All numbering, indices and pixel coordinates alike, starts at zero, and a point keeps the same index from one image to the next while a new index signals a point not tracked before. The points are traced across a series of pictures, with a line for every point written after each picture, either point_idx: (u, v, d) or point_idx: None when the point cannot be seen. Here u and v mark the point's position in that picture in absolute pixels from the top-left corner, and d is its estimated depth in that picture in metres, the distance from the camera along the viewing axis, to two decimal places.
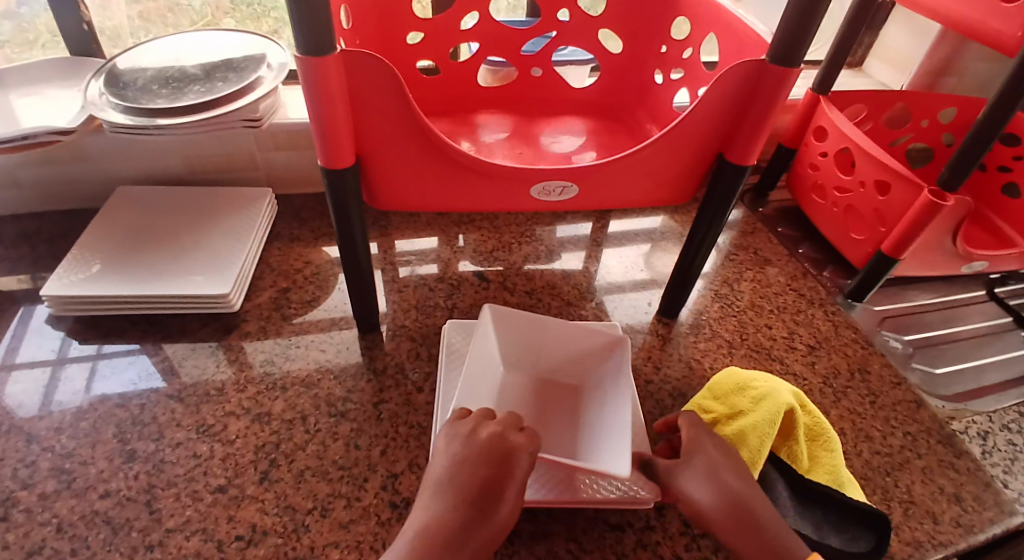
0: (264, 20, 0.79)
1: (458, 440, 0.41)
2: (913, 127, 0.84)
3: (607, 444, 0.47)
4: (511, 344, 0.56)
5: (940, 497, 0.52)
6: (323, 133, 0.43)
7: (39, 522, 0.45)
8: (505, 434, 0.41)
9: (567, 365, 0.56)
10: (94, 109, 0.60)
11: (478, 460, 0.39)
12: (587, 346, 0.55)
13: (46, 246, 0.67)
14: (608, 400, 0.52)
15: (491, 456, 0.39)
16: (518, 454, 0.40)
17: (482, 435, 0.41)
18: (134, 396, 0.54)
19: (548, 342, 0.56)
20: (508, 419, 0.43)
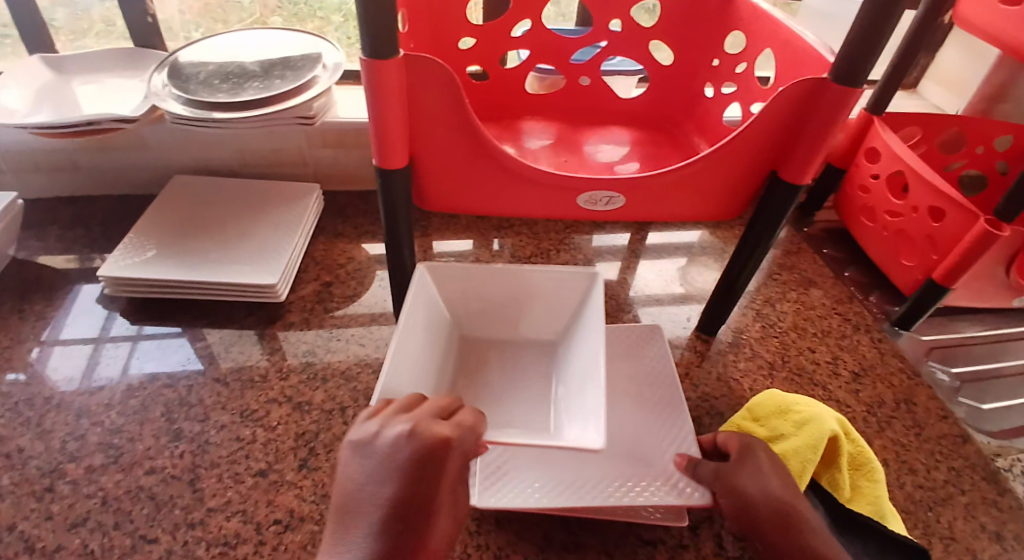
0: (312, 19, 0.81)
1: (366, 450, 0.37)
2: (967, 153, 0.82)
3: (584, 410, 0.47)
4: (455, 299, 0.58)
5: (982, 535, 0.50)
6: (379, 133, 0.44)
7: (85, 494, 0.46)
8: (414, 433, 0.37)
9: (525, 317, 0.59)
10: (157, 99, 0.62)
11: (386, 473, 0.36)
12: (546, 294, 0.57)
13: (101, 229, 0.70)
14: (582, 349, 0.53)
15: (399, 465, 0.36)
16: (432, 456, 0.36)
17: (388, 440, 0.37)
18: (181, 377, 0.55)
19: (505, 294, 0.58)
20: (420, 415, 0.39)
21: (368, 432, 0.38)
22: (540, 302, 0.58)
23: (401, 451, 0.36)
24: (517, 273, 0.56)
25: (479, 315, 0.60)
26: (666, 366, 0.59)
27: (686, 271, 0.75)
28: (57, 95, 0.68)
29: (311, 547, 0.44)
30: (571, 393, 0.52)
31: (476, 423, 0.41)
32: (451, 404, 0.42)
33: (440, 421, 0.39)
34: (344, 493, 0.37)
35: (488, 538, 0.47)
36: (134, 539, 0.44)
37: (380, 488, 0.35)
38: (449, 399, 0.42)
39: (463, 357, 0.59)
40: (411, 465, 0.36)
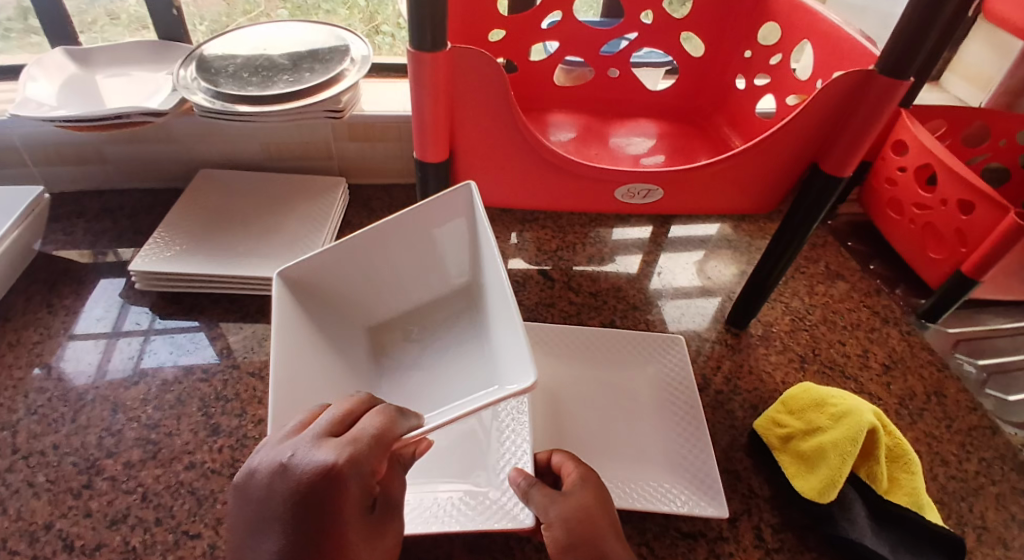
0: (317, 11, 0.80)
1: (245, 492, 0.30)
2: (991, 147, 0.82)
3: (511, 354, 0.41)
4: (338, 296, 0.50)
5: (1013, 524, 0.51)
6: (422, 124, 0.44)
7: (124, 490, 0.46)
8: (291, 466, 0.29)
9: (425, 270, 0.52)
10: (186, 92, 0.62)
11: (268, 521, 0.29)
12: (436, 236, 0.50)
13: (128, 222, 0.70)
14: (493, 270, 0.46)
15: (278, 513, 0.28)
16: (317, 491, 0.28)
17: (265, 478, 0.30)
18: (215, 372, 0.55)
19: (392, 255, 0.50)
20: (305, 435, 0.31)
21: (249, 466, 0.31)
22: (435, 241, 0.50)
23: (279, 493, 0.29)
24: (398, 221, 0.49)
25: (387, 286, 0.52)
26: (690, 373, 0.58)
27: (711, 264, 0.75)
28: (83, 88, 0.67)
29: None
30: (498, 339, 0.45)
31: (382, 428, 0.32)
32: (349, 412, 0.34)
33: (330, 438, 0.31)
34: (236, 548, 0.30)
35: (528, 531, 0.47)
36: (177, 535, 0.44)
37: (264, 542, 0.29)
38: (348, 405, 0.34)
39: (390, 340, 0.52)
40: (293, 507, 0.28)
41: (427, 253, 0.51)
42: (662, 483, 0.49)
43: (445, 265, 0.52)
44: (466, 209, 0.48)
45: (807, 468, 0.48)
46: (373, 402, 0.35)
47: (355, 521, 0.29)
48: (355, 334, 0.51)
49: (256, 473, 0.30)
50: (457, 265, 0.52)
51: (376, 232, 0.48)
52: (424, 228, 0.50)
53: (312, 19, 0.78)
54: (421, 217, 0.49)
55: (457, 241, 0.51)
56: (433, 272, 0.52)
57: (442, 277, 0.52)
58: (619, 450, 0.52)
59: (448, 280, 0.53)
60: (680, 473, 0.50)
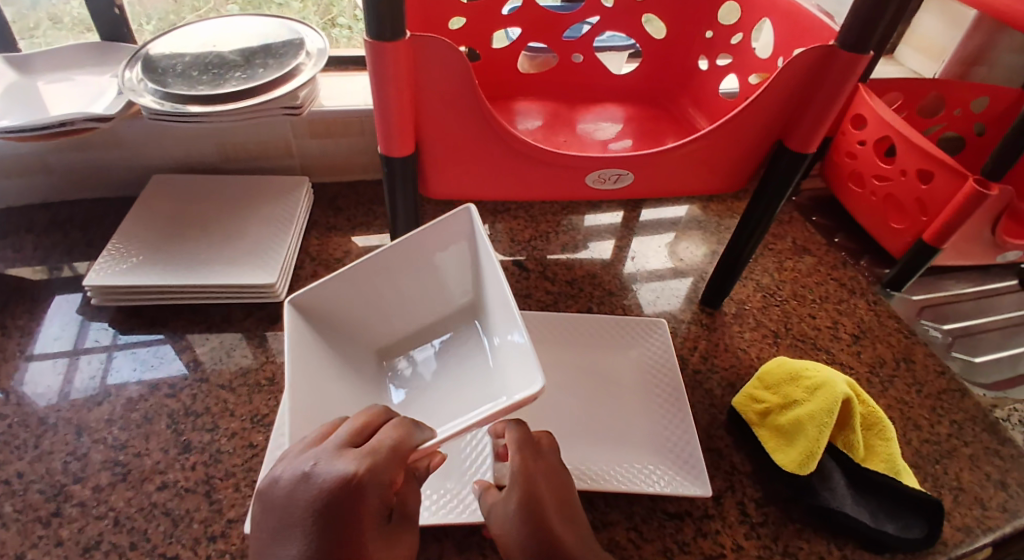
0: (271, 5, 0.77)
1: (269, 498, 0.31)
2: (946, 116, 0.84)
3: (522, 365, 0.41)
4: (345, 324, 0.49)
5: (987, 483, 0.53)
6: (385, 116, 0.43)
7: (95, 516, 0.44)
8: (313, 474, 0.31)
9: (428, 294, 0.52)
10: (132, 95, 0.59)
11: (291, 527, 0.30)
12: (438, 260, 0.50)
13: (80, 235, 0.66)
14: (498, 289, 0.46)
15: (300, 519, 0.30)
16: (339, 500, 0.30)
17: (287, 486, 0.31)
18: (183, 386, 0.53)
19: (396, 281, 0.50)
20: (325, 446, 0.33)
21: (273, 475, 0.32)
22: (438, 263, 0.50)
23: (302, 501, 0.30)
24: (402, 247, 0.48)
25: (392, 312, 0.51)
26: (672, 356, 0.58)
27: (682, 245, 0.75)
28: (23, 95, 0.63)
29: None
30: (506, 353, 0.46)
31: (398, 441, 0.33)
32: (367, 424, 0.35)
33: (349, 449, 0.32)
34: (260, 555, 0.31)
35: None
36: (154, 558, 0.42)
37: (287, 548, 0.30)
38: (365, 418, 0.35)
39: (399, 362, 0.52)
40: (314, 515, 0.30)
41: (430, 276, 0.51)
42: (647, 464, 0.49)
43: (448, 286, 0.52)
44: (466, 230, 0.49)
45: (784, 442, 0.49)
46: (389, 415, 0.37)
47: (374, 531, 0.30)
48: (363, 360, 0.50)
49: (279, 481, 0.32)
50: (460, 286, 0.52)
51: (379, 258, 0.48)
52: (427, 251, 0.49)
53: (264, 13, 0.75)
54: (424, 242, 0.49)
55: (459, 262, 0.51)
56: (436, 295, 0.52)
57: (446, 299, 0.52)
58: (606, 435, 0.52)
59: (452, 301, 0.53)
60: (664, 453, 0.50)
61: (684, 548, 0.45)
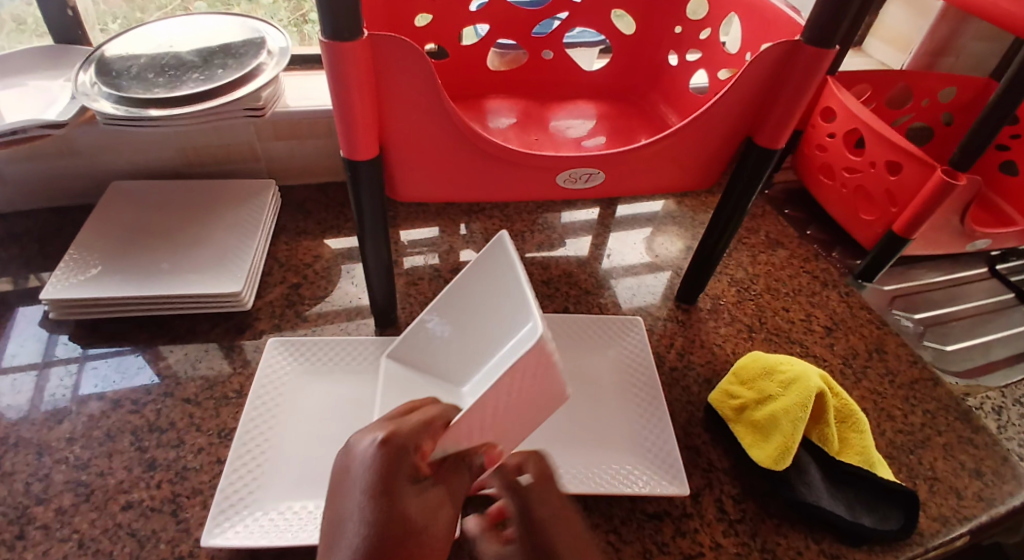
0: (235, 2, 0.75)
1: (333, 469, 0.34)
2: (913, 107, 0.86)
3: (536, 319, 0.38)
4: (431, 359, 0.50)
5: (963, 473, 0.53)
6: (346, 119, 0.40)
7: (58, 538, 0.42)
8: (358, 440, 0.33)
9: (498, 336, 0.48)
10: (85, 100, 0.56)
11: (340, 485, 0.31)
12: (490, 292, 0.47)
13: (38, 247, 0.64)
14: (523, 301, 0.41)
15: (346, 475, 0.31)
16: (375, 456, 0.31)
17: (343, 454, 0.33)
18: (147, 401, 0.51)
19: (466, 319, 0.49)
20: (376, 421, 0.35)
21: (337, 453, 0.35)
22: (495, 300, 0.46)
23: (349, 463, 0.32)
24: (466, 280, 0.48)
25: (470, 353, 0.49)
26: (646, 356, 0.58)
27: (658, 241, 0.75)
28: None
29: None
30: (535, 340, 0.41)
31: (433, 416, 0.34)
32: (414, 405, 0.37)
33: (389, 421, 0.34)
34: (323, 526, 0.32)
35: None
36: None
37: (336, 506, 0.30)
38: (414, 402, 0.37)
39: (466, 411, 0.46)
40: (356, 471, 0.31)
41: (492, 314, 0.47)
42: (625, 465, 0.48)
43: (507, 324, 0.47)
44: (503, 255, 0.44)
45: (764, 440, 0.48)
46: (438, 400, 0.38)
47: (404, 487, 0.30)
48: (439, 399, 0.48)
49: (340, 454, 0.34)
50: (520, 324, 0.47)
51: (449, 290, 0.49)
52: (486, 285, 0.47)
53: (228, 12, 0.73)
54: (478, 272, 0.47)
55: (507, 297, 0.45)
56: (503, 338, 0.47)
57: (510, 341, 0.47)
58: (584, 437, 0.51)
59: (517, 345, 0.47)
60: (642, 454, 0.49)
61: (664, 548, 0.44)
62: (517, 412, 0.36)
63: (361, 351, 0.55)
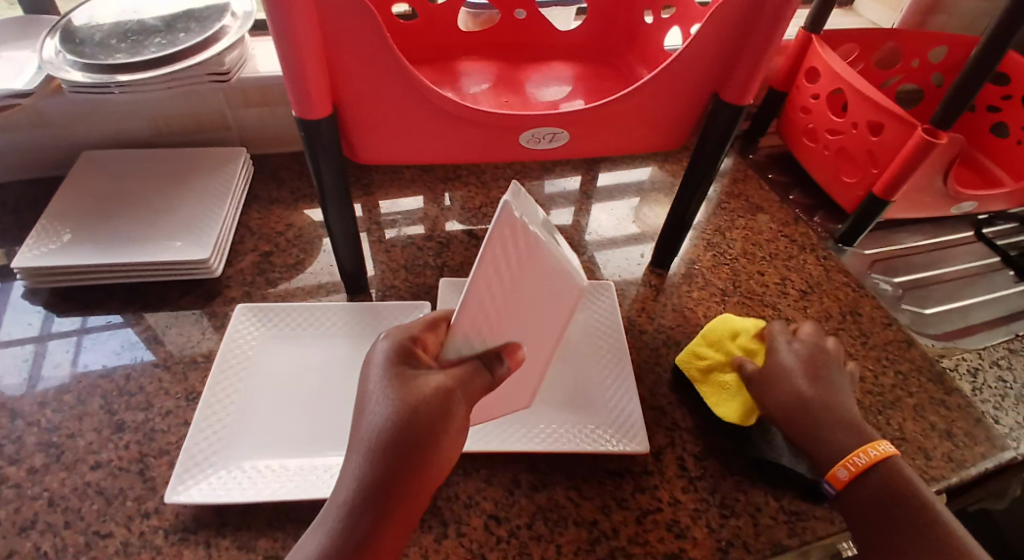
0: None
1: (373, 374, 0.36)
2: (903, 68, 0.83)
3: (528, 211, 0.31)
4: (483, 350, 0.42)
5: (932, 433, 0.53)
6: (295, 77, 0.40)
7: (28, 497, 0.43)
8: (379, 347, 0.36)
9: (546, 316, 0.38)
10: (51, 68, 0.56)
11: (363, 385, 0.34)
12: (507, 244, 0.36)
13: (12, 218, 0.64)
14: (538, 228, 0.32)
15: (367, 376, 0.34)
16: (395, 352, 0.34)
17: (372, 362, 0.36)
18: (118, 366, 0.52)
19: None
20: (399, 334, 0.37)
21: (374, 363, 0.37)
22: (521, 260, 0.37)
23: (375, 364, 0.34)
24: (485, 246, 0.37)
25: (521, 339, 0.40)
26: (615, 319, 0.58)
27: (647, 210, 0.74)
28: None
29: (277, 521, 0.43)
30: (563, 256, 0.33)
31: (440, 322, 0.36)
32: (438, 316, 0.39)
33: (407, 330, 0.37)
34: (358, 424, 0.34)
35: (456, 490, 0.45)
36: (87, 537, 0.41)
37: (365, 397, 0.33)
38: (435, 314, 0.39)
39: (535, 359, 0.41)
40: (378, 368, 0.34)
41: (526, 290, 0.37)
42: (587, 425, 0.48)
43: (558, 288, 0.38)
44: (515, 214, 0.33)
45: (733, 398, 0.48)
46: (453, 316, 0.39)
47: (413, 380, 0.32)
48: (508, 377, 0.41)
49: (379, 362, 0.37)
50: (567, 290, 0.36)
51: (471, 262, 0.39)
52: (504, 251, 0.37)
53: None
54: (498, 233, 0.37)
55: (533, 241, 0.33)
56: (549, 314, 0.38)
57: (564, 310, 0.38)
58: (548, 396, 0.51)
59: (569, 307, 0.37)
60: (604, 413, 0.49)
61: (623, 504, 0.45)
62: (528, 312, 0.33)
63: (329, 317, 0.55)
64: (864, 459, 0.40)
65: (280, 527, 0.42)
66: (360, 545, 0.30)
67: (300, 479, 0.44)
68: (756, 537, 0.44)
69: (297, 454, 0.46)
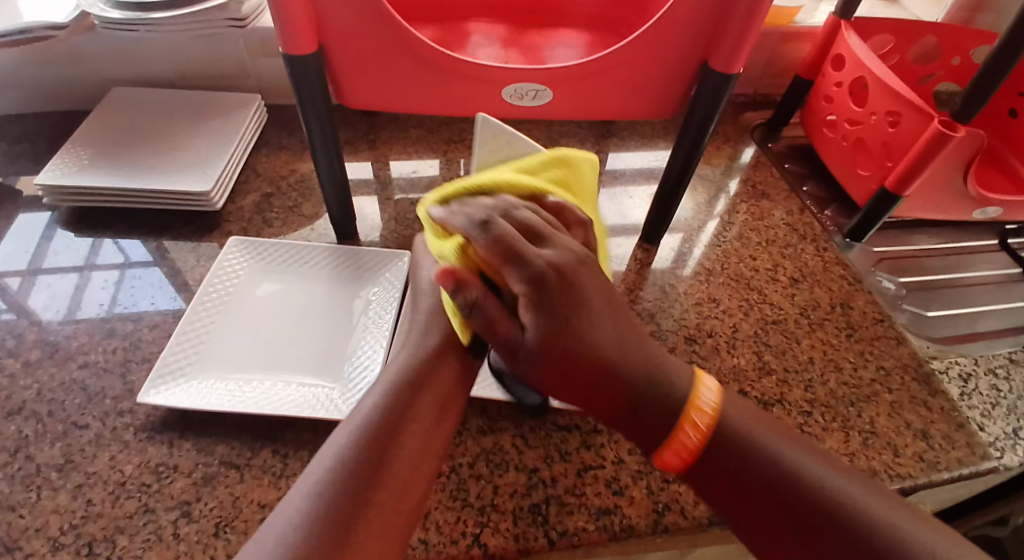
0: None
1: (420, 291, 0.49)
2: (941, 64, 0.79)
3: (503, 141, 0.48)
4: None
5: (906, 431, 0.51)
6: (280, 12, 0.41)
7: (21, 386, 0.48)
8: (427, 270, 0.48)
9: None
10: (87, 7, 0.61)
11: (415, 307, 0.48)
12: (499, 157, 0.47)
13: (46, 143, 0.69)
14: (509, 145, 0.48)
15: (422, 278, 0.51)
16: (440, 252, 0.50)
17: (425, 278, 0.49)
18: (116, 283, 0.56)
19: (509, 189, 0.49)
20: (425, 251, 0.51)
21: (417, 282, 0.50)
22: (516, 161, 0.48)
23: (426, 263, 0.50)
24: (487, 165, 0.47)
25: None
26: None
27: None
28: None
29: (235, 432, 0.45)
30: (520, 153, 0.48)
31: None
32: None
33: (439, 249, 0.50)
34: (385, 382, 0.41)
35: None
36: (66, 425, 0.45)
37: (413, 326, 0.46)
38: None
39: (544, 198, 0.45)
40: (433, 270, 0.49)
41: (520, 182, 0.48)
42: None
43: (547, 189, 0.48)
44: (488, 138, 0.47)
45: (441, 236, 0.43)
46: None
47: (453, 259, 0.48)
48: None
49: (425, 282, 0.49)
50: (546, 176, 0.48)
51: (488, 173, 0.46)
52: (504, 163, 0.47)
53: None
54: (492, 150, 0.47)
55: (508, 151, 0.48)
56: None
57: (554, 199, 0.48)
58: None
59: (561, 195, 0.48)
60: None
61: (565, 457, 0.46)
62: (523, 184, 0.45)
63: (314, 255, 0.58)
64: (693, 434, 0.38)
65: (237, 438, 0.45)
66: (402, 420, 0.38)
67: (260, 396, 0.46)
68: (694, 506, 0.44)
69: (262, 373, 0.48)
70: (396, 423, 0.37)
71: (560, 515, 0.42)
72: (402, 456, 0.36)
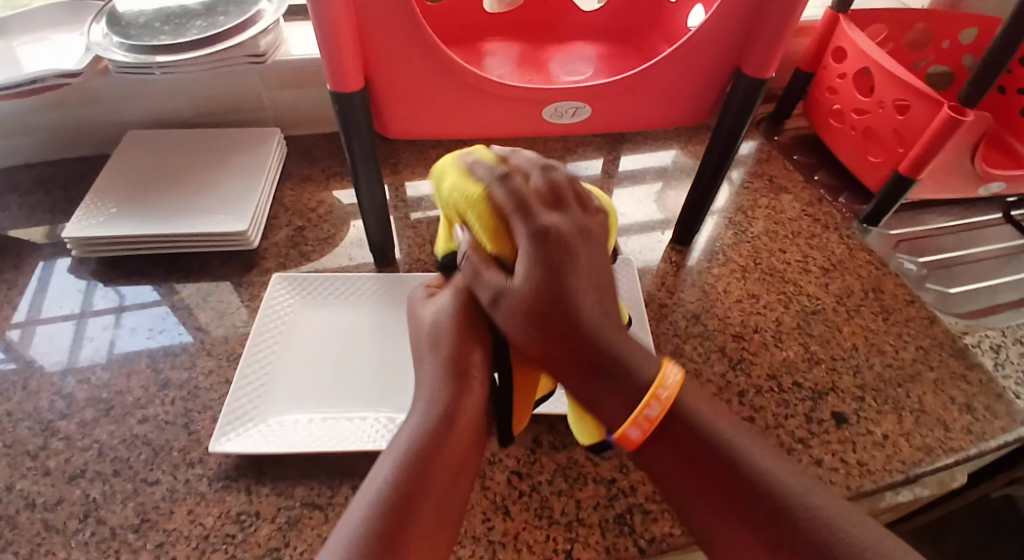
0: None
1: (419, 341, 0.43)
2: (933, 49, 0.82)
3: None
4: None
5: (952, 406, 0.53)
6: (330, 49, 0.42)
7: (80, 447, 0.47)
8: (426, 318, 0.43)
9: None
10: (99, 50, 0.59)
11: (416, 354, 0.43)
12: None
13: (62, 192, 0.68)
14: None
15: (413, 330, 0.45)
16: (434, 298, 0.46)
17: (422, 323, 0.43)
18: (160, 331, 0.55)
19: None
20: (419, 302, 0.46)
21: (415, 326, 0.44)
22: None
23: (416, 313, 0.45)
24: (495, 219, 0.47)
25: None
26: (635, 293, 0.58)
27: (670, 196, 0.74)
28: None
29: (310, 473, 0.45)
30: None
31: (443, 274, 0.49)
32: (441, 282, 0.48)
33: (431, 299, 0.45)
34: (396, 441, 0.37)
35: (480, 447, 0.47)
36: (136, 483, 0.45)
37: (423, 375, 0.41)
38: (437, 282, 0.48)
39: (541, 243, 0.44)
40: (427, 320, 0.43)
41: None
42: None
43: None
44: None
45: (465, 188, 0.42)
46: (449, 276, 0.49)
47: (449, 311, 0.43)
48: None
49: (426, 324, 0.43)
50: None
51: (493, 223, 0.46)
52: None
53: None
54: None
55: None
56: None
57: None
58: None
59: None
60: None
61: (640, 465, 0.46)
62: None
63: (361, 286, 0.58)
64: (656, 407, 0.36)
65: (314, 477, 0.45)
66: (419, 483, 0.34)
67: (331, 432, 0.47)
68: None
69: (330, 409, 0.48)
70: (409, 500, 0.34)
71: (646, 523, 0.43)
72: (424, 517, 0.34)
